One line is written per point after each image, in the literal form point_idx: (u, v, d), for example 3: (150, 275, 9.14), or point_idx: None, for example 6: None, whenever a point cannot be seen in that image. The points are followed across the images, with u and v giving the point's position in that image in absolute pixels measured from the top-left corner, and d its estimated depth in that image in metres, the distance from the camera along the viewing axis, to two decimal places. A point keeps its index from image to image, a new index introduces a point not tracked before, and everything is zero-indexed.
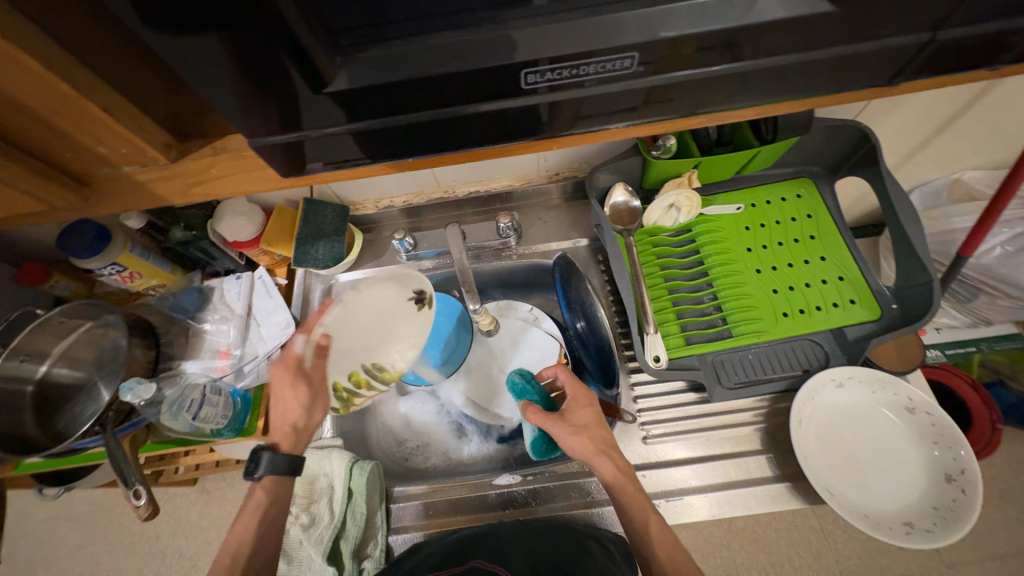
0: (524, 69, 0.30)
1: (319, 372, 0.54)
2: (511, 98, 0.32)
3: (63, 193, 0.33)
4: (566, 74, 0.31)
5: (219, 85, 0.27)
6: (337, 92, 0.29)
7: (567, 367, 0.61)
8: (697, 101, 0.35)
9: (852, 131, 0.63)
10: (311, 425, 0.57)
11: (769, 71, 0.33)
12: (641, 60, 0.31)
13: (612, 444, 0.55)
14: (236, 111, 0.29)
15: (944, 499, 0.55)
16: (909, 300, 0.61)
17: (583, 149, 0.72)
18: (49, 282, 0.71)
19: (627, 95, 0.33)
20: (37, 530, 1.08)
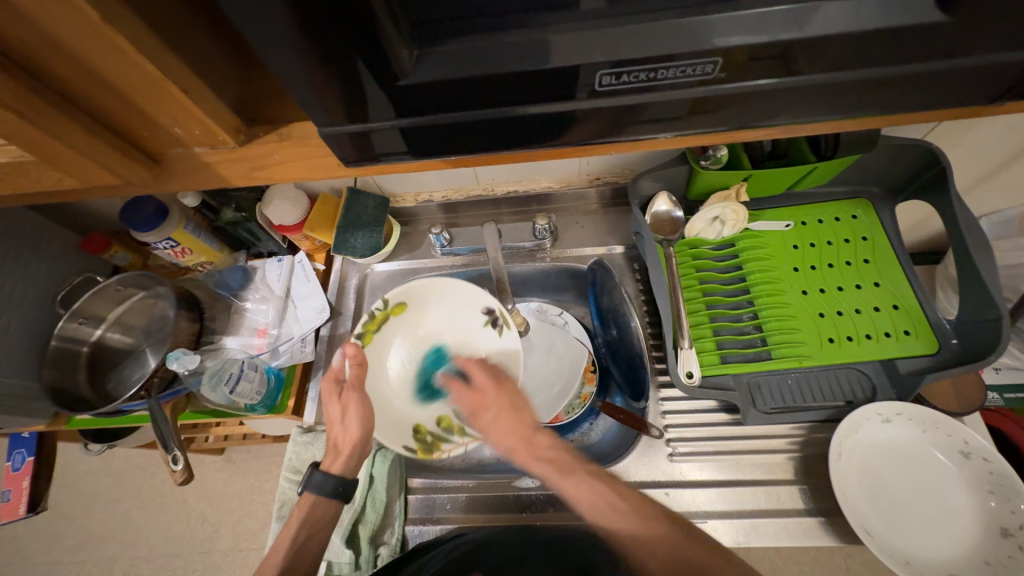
0: (601, 70, 0.29)
1: (353, 383, 0.57)
2: (578, 99, 0.31)
3: (137, 169, 0.35)
4: (643, 77, 0.30)
5: (296, 73, 0.28)
6: (411, 85, 0.29)
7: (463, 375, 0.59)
8: (772, 110, 0.34)
9: (922, 152, 0.59)
10: (347, 441, 0.56)
11: (855, 84, 0.31)
12: (723, 67, 0.30)
13: (530, 438, 0.54)
14: (310, 98, 0.30)
15: (998, 555, 0.50)
16: (971, 336, 0.57)
17: (626, 155, 0.71)
18: (109, 251, 0.76)
19: (702, 101, 0.32)
20: (79, 481, 1.15)
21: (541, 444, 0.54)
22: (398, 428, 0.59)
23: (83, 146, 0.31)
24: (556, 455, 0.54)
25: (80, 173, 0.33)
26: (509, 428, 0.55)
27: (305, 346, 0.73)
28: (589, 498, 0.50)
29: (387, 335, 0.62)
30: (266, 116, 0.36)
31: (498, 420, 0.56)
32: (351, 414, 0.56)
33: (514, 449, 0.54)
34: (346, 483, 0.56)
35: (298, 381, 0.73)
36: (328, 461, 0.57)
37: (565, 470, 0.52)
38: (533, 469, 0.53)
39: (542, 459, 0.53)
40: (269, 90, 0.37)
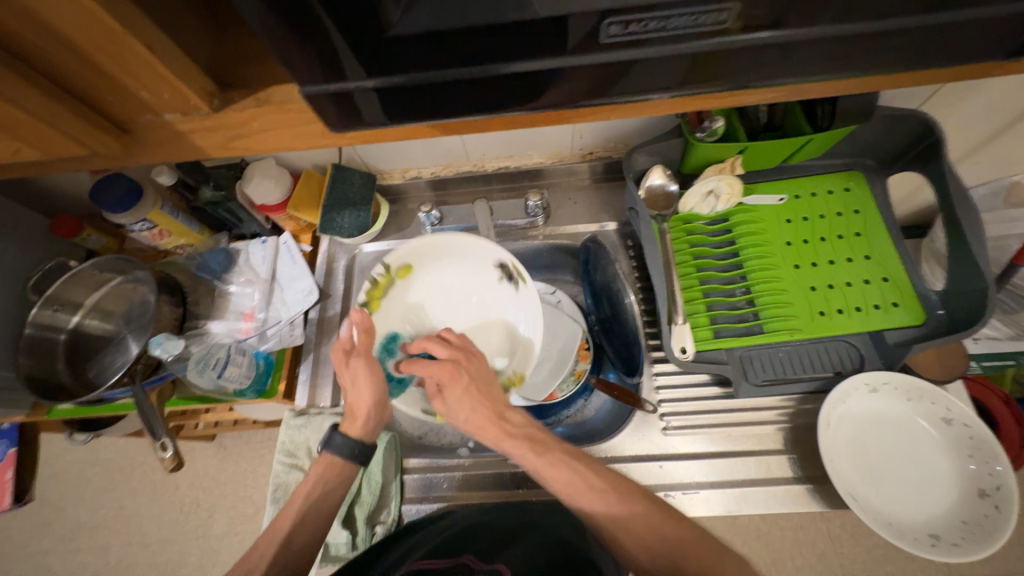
0: (608, 18, 0.27)
1: (364, 349, 0.55)
2: (585, 54, 0.30)
3: (105, 141, 0.33)
4: (652, 26, 0.28)
5: (281, 21, 0.25)
6: (401, 35, 0.27)
7: (435, 339, 0.54)
8: (790, 68, 0.32)
9: (915, 122, 0.59)
10: (363, 408, 0.56)
11: (870, 38, 0.30)
12: (741, 15, 0.28)
13: (506, 408, 0.53)
14: (295, 52, 0.27)
15: (974, 513, 0.53)
16: (957, 306, 0.58)
17: (619, 128, 0.69)
18: (81, 234, 0.73)
19: (714, 56, 0.30)
20: (66, 471, 1.13)
21: (513, 421, 0.52)
22: (414, 392, 0.63)
23: (43, 112, 0.29)
24: (530, 432, 0.52)
25: (41, 143, 0.31)
26: (478, 407, 0.52)
27: (294, 330, 0.72)
28: (564, 477, 0.47)
29: (392, 303, 0.63)
30: (244, 80, 0.33)
31: (462, 398, 0.52)
32: (361, 378, 0.56)
33: (484, 429, 0.52)
34: (365, 446, 0.56)
35: (289, 364, 0.71)
36: (346, 423, 0.57)
37: (542, 450, 0.49)
38: (504, 446, 0.51)
39: (517, 438, 0.51)
40: (241, 52, 0.35)
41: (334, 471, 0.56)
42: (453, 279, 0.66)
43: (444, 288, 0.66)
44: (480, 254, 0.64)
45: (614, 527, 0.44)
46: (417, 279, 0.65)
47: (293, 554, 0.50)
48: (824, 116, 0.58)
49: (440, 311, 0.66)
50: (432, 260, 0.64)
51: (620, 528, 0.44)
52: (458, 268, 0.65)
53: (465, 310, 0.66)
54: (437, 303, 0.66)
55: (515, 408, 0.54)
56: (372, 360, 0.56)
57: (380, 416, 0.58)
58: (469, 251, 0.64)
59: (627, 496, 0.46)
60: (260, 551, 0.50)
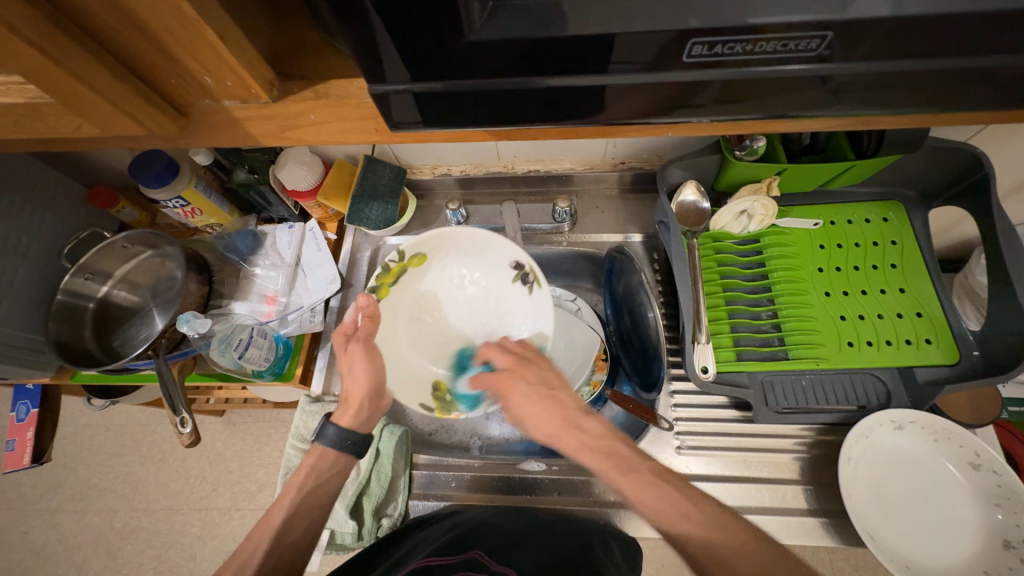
0: (692, 38, 0.27)
1: (366, 332, 0.56)
2: (648, 71, 0.29)
3: (161, 121, 0.33)
4: (735, 49, 0.27)
5: (357, 21, 0.25)
6: (476, 41, 0.27)
7: (494, 345, 0.59)
8: (856, 98, 0.31)
9: (965, 157, 0.57)
10: (356, 396, 0.56)
11: (948, 76, 0.29)
12: (830, 44, 0.27)
13: (579, 415, 0.52)
14: (364, 51, 0.27)
15: (997, 564, 0.51)
16: (995, 349, 0.56)
17: (655, 140, 0.68)
18: (115, 206, 0.74)
19: (782, 83, 0.29)
20: (80, 434, 1.16)
21: (588, 429, 0.51)
22: (417, 387, 0.61)
23: (106, 88, 0.29)
24: (608, 444, 0.49)
25: (100, 119, 0.31)
26: (546, 410, 0.53)
27: (314, 316, 0.72)
28: (651, 498, 0.44)
29: (401, 291, 0.62)
30: (301, 71, 0.34)
31: (528, 400, 0.54)
32: (359, 366, 0.56)
33: (559, 436, 0.51)
34: (355, 436, 0.56)
35: (307, 349, 0.72)
36: (338, 413, 0.57)
37: (627, 466, 0.46)
38: (580, 458, 0.49)
39: (595, 448, 0.49)
40: (299, 43, 0.35)
41: (328, 462, 0.55)
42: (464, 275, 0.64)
43: (451, 281, 0.64)
44: (500, 252, 0.62)
45: (708, 557, 0.40)
46: (430, 268, 0.64)
47: (288, 546, 0.50)
48: (870, 144, 0.56)
49: (452, 305, 0.65)
50: (448, 248, 0.63)
51: (709, 553, 0.40)
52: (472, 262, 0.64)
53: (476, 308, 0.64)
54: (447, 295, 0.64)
55: (591, 416, 0.52)
56: (372, 346, 0.57)
57: (373, 407, 0.58)
58: (481, 244, 0.62)
59: (702, 507, 0.43)
60: (255, 542, 0.49)
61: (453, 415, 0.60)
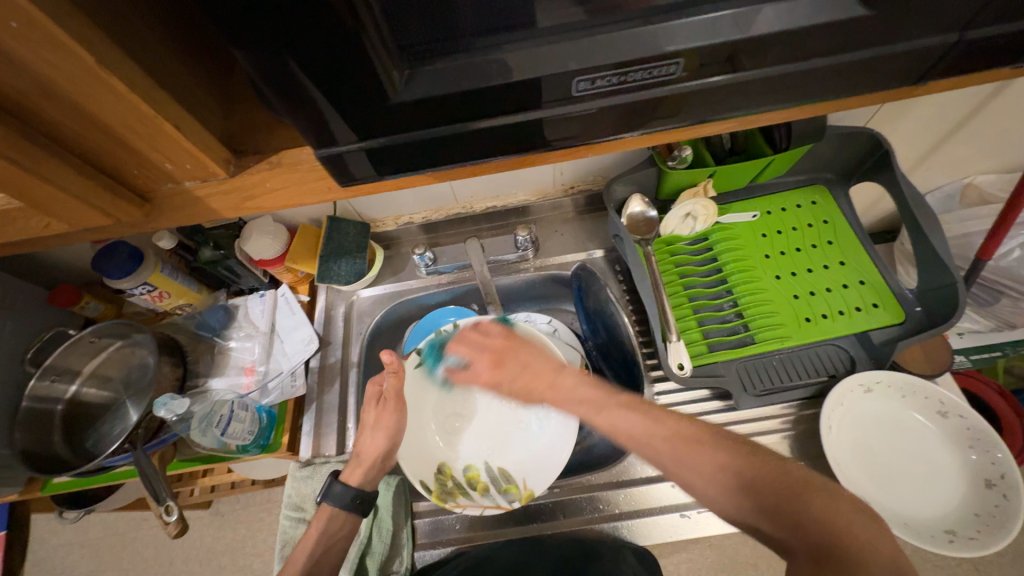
0: (576, 77, 0.31)
1: (393, 391, 0.63)
2: (562, 106, 0.33)
3: (126, 209, 0.35)
4: (615, 81, 0.32)
5: (293, 97, 0.29)
6: (402, 102, 0.30)
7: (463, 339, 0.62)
8: (739, 103, 0.35)
9: (864, 139, 0.64)
10: (370, 455, 0.62)
11: (806, 75, 0.33)
12: (688, 66, 0.31)
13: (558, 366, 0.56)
14: (307, 121, 0.31)
15: (985, 505, 0.53)
16: (932, 302, 0.61)
17: (597, 162, 0.74)
18: (79, 303, 0.74)
19: (672, 100, 0.34)
20: (52, 556, 1.07)
21: (567, 383, 0.54)
22: (425, 464, 0.63)
23: (75, 187, 0.31)
24: (584, 389, 0.53)
25: (67, 215, 0.33)
26: (531, 376, 0.57)
27: (295, 380, 0.72)
28: (633, 428, 0.47)
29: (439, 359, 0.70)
30: (254, 146, 0.36)
31: (516, 378, 0.57)
32: (382, 425, 0.62)
33: (544, 393, 0.56)
34: (362, 496, 0.59)
35: (292, 416, 0.71)
36: (348, 471, 0.62)
37: (598, 406, 0.50)
38: (563, 407, 0.54)
39: (572, 399, 0.53)
40: (250, 122, 0.38)
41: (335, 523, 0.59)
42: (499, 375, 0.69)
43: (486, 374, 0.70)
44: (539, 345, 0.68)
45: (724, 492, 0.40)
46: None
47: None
48: (782, 139, 0.63)
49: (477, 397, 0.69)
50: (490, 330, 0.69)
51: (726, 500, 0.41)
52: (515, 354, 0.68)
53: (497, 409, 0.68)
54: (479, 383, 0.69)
55: (566, 373, 0.55)
56: (401, 405, 0.63)
57: (380, 467, 0.63)
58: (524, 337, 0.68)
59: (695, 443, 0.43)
60: None
61: (448, 504, 0.59)
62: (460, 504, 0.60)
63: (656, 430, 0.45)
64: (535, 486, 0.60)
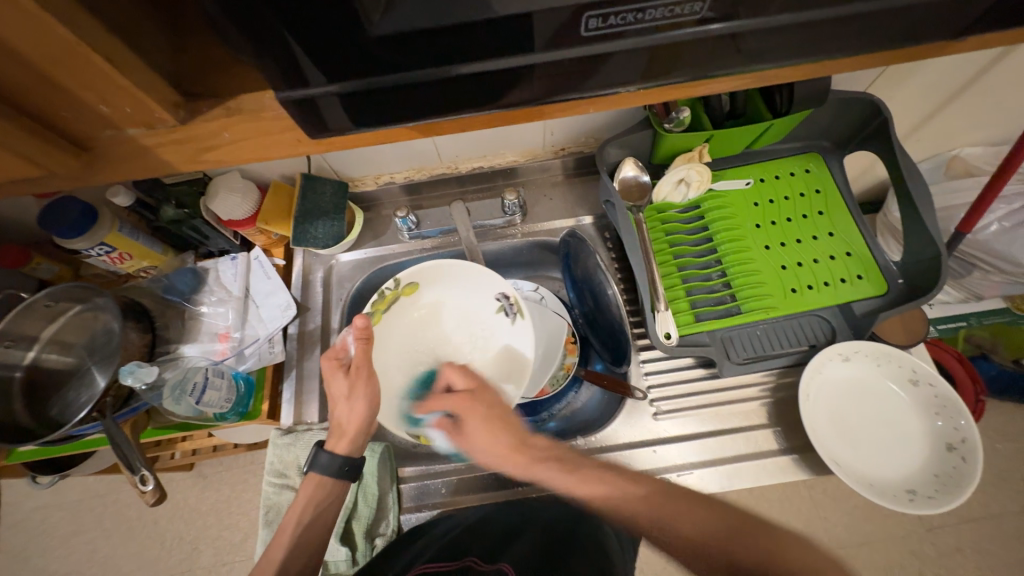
0: (588, 11, 0.27)
1: (363, 359, 0.56)
2: (563, 48, 0.30)
3: (60, 158, 0.31)
4: (630, 19, 0.28)
5: (252, 26, 0.24)
6: (382, 34, 0.27)
7: (456, 367, 0.59)
8: (756, 53, 0.32)
9: (865, 105, 0.62)
10: (353, 424, 0.56)
11: (829, 22, 0.30)
12: (712, 6, 0.28)
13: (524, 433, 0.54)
14: (269, 54, 0.26)
15: (945, 467, 0.57)
16: (916, 275, 0.62)
17: (590, 122, 0.70)
18: (29, 263, 0.69)
19: (686, 48, 0.31)
20: (31, 518, 1.05)
21: (538, 446, 0.54)
22: (407, 417, 0.61)
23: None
24: (556, 454, 0.53)
25: None
26: (493, 437, 0.54)
27: (274, 347, 0.69)
28: (602, 491, 0.48)
29: (394, 316, 0.64)
30: (211, 89, 0.32)
31: (480, 430, 0.55)
32: (359, 394, 0.56)
33: (507, 457, 0.53)
34: (352, 462, 0.57)
35: (270, 384, 0.69)
36: (333, 441, 0.57)
37: (570, 468, 0.51)
38: (534, 472, 0.52)
39: (538, 466, 0.52)
40: (201, 60, 0.33)
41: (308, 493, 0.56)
42: (472, 304, 0.66)
43: (457, 310, 0.66)
44: (486, 282, 0.64)
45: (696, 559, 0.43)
46: (430, 297, 0.66)
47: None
48: (783, 103, 0.60)
49: (440, 336, 0.66)
50: (442, 276, 0.65)
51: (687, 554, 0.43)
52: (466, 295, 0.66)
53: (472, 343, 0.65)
54: (438, 323, 0.66)
55: (535, 435, 0.55)
56: (371, 371, 0.57)
57: (365, 432, 0.58)
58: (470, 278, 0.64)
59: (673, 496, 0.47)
60: None
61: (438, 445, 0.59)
62: (448, 441, 0.60)
63: (633, 489, 0.48)
64: (512, 396, 0.61)
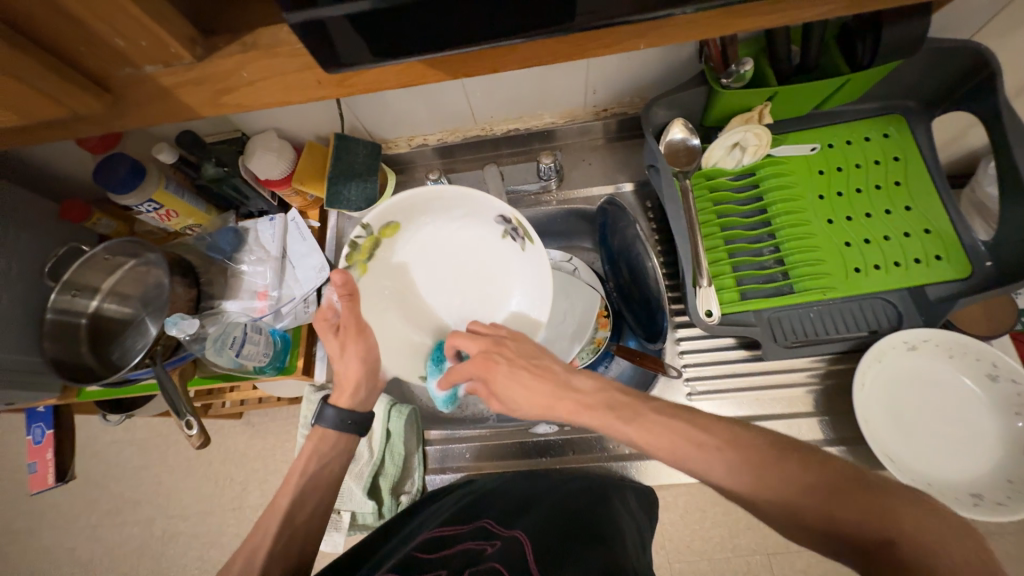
0: None
1: (350, 316, 0.55)
2: None
3: (83, 97, 0.31)
4: None
5: None
6: None
7: (459, 332, 0.55)
8: None
9: (968, 55, 0.53)
10: (350, 377, 0.57)
11: None
12: None
13: (563, 379, 0.52)
14: None
15: (1020, 472, 0.50)
16: (1009, 257, 0.54)
17: (636, 79, 0.64)
18: (91, 219, 0.72)
19: None
20: (106, 451, 1.18)
21: (582, 388, 0.50)
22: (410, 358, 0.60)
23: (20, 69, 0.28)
24: (603, 397, 0.49)
25: (20, 105, 0.30)
26: (534, 386, 0.51)
27: (308, 307, 0.71)
28: (665, 443, 0.42)
29: (379, 262, 0.59)
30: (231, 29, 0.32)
31: (512, 380, 0.52)
32: (351, 350, 0.57)
33: (554, 403, 0.50)
34: (356, 414, 0.59)
35: (306, 341, 0.72)
36: (336, 396, 0.59)
37: (630, 415, 0.45)
38: (580, 419, 0.49)
39: (587, 406, 0.49)
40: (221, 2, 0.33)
41: (327, 444, 0.58)
42: (468, 235, 0.61)
43: (444, 249, 0.61)
44: (481, 206, 0.57)
45: (763, 507, 0.37)
46: (408, 235, 0.60)
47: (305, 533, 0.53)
48: (864, 53, 0.51)
49: (426, 279, 0.61)
50: (422, 210, 0.58)
51: (755, 498, 0.37)
52: (457, 225, 0.60)
53: (468, 274, 0.62)
54: (425, 266, 0.61)
55: (580, 373, 0.52)
56: (361, 327, 0.56)
57: (370, 385, 0.59)
58: (460, 203, 0.58)
59: (752, 451, 0.39)
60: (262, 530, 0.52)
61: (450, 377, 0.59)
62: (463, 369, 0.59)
63: (704, 438, 0.41)
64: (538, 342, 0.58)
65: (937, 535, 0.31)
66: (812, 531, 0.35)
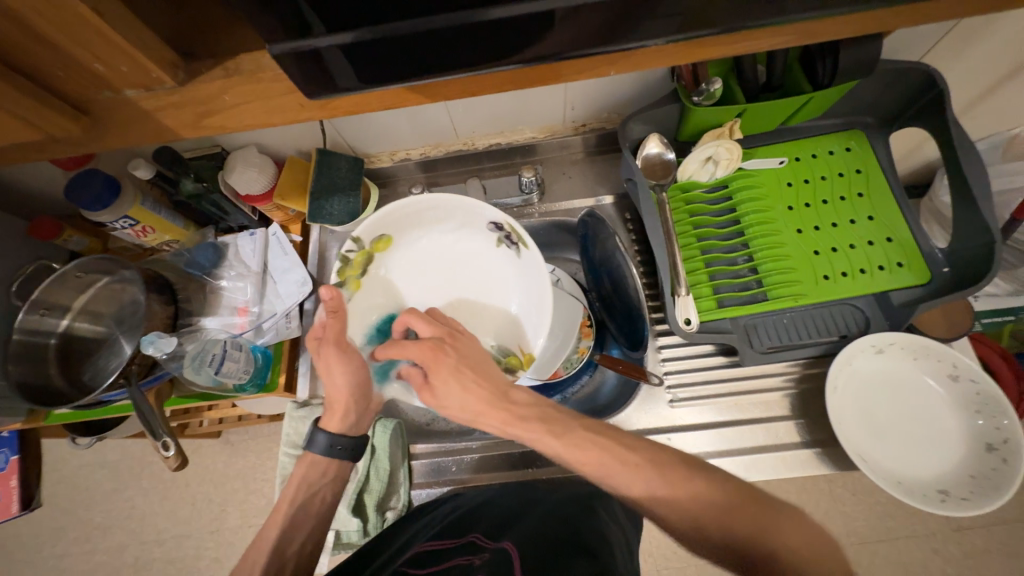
0: None
1: (334, 332, 0.54)
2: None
3: (59, 120, 0.31)
4: None
5: None
6: None
7: (415, 311, 0.54)
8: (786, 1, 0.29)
9: (919, 76, 0.56)
10: (338, 397, 0.57)
11: None
12: None
13: (502, 390, 0.51)
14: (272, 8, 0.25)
15: (982, 468, 0.53)
16: (964, 264, 0.57)
17: (612, 96, 0.66)
18: (62, 236, 0.70)
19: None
20: (75, 475, 1.13)
21: (519, 401, 0.51)
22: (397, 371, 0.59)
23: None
24: (538, 410, 0.50)
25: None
26: (468, 393, 0.50)
27: (290, 322, 0.70)
28: (594, 458, 0.45)
29: (372, 277, 0.59)
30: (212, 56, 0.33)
31: (451, 386, 0.50)
32: (337, 369, 0.56)
33: (488, 413, 0.50)
34: (343, 438, 0.57)
35: (287, 358, 0.71)
36: (326, 418, 0.58)
37: (558, 431, 0.47)
38: (513, 429, 0.49)
39: (525, 419, 0.49)
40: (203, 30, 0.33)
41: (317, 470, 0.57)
42: (461, 247, 0.62)
43: (437, 261, 0.62)
44: (472, 214, 0.59)
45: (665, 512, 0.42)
46: (400, 251, 0.61)
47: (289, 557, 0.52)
48: (825, 73, 0.54)
49: (418, 288, 0.62)
50: (410, 224, 0.59)
51: (664, 510, 0.42)
52: (450, 236, 0.61)
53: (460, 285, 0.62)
54: (414, 279, 0.61)
55: (520, 387, 0.52)
56: (343, 344, 0.55)
57: (361, 408, 0.59)
58: (452, 214, 0.59)
59: (668, 466, 0.44)
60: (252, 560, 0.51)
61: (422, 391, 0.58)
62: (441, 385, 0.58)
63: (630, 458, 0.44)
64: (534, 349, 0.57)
65: (806, 542, 0.38)
66: (710, 540, 0.40)
